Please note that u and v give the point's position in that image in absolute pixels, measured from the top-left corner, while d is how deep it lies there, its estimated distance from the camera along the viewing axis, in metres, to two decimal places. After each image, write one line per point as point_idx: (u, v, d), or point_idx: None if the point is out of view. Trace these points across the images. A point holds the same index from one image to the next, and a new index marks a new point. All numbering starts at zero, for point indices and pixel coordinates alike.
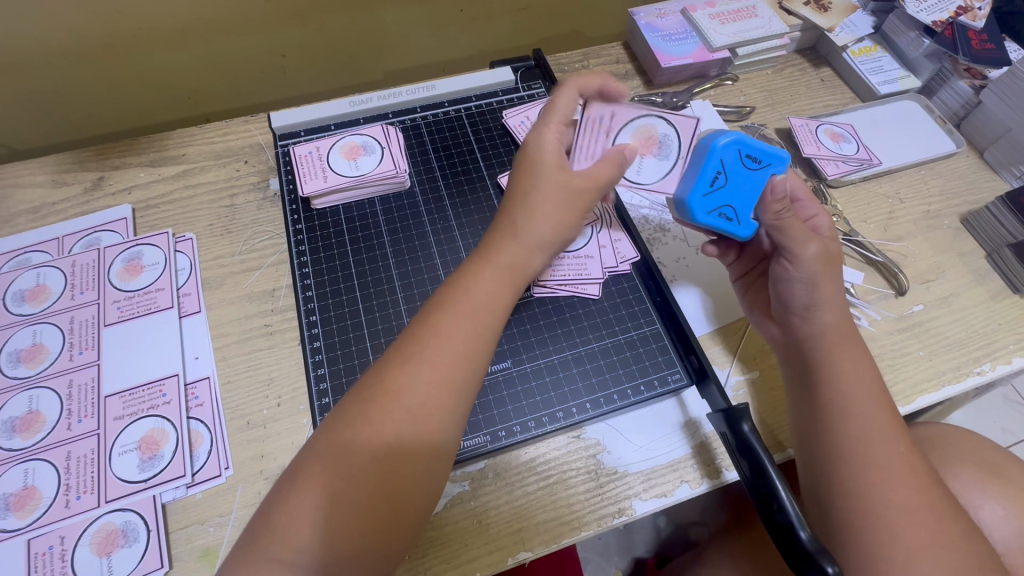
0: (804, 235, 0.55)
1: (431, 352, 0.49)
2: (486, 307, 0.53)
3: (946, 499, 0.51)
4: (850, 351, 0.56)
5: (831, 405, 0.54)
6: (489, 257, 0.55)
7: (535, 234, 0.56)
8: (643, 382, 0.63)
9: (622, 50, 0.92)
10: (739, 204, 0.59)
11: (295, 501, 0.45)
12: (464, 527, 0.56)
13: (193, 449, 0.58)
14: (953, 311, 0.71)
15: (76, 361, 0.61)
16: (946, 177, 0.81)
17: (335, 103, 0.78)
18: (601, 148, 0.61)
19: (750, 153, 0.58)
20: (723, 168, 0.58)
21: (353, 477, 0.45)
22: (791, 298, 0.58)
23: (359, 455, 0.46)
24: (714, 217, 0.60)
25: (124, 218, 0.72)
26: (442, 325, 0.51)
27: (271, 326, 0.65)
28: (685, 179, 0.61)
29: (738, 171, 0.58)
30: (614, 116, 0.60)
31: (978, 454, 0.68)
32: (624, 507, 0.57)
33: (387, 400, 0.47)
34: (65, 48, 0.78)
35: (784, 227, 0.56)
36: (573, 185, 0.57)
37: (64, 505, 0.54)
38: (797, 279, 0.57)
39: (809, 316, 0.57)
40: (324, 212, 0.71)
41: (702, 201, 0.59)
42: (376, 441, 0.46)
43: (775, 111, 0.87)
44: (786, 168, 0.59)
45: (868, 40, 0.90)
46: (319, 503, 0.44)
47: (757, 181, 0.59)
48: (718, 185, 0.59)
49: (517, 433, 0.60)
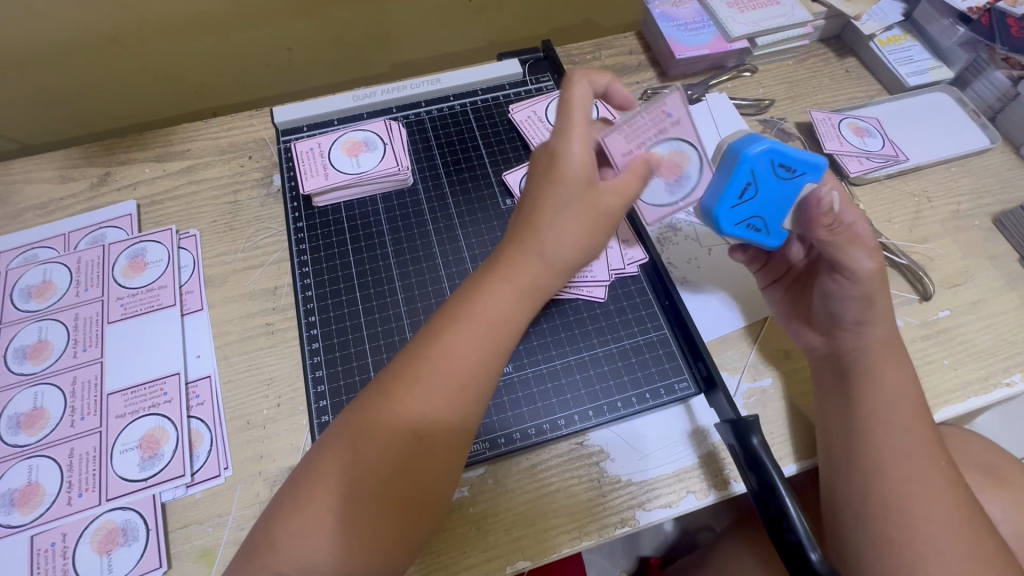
0: (858, 250, 0.52)
1: (441, 367, 0.49)
2: (509, 329, 0.52)
3: (957, 515, 0.50)
4: (893, 362, 0.55)
5: (869, 420, 0.53)
6: (519, 286, 0.53)
7: (568, 265, 0.54)
8: (649, 390, 0.61)
9: (635, 40, 0.88)
10: (770, 216, 0.56)
11: (295, 509, 0.45)
12: (462, 533, 0.55)
13: (193, 448, 0.58)
14: (981, 318, 0.67)
15: (80, 358, 0.62)
16: (978, 174, 0.77)
17: (338, 97, 0.76)
18: (639, 145, 0.57)
19: (786, 163, 0.53)
20: (753, 180, 0.54)
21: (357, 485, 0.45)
22: (841, 312, 0.56)
23: (363, 469, 0.45)
24: (741, 229, 0.57)
25: (129, 214, 0.72)
26: (463, 346, 0.50)
27: (272, 325, 0.65)
28: (714, 185, 0.56)
29: (770, 184, 0.54)
30: (677, 125, 0.57)
31: (1001, 468, 0.65)
32: (627, 517, 0.56)
33: (394, 414, 0.47)
34: (72, 41, 0.78)
35: (837, 242, 0.52)
36: (602, 205, 0.52)
37: (66, 502, 0.55)
38: (848, 296, 0.54)
39: (860, 331, 0.55)
40: (325, 210, 0.70)
41: (730, 213, 0.56)
42: (383, 453, 0.46)
43: (797, 103, 0.83)
44: (824, 179, 0.54)
45: (897, 28, 0.85)
46: (320, 510, 0.45)
47: (791, 192, 0.55)
48: (748, 196, 0.55)
49: (516, 441, 0.58)
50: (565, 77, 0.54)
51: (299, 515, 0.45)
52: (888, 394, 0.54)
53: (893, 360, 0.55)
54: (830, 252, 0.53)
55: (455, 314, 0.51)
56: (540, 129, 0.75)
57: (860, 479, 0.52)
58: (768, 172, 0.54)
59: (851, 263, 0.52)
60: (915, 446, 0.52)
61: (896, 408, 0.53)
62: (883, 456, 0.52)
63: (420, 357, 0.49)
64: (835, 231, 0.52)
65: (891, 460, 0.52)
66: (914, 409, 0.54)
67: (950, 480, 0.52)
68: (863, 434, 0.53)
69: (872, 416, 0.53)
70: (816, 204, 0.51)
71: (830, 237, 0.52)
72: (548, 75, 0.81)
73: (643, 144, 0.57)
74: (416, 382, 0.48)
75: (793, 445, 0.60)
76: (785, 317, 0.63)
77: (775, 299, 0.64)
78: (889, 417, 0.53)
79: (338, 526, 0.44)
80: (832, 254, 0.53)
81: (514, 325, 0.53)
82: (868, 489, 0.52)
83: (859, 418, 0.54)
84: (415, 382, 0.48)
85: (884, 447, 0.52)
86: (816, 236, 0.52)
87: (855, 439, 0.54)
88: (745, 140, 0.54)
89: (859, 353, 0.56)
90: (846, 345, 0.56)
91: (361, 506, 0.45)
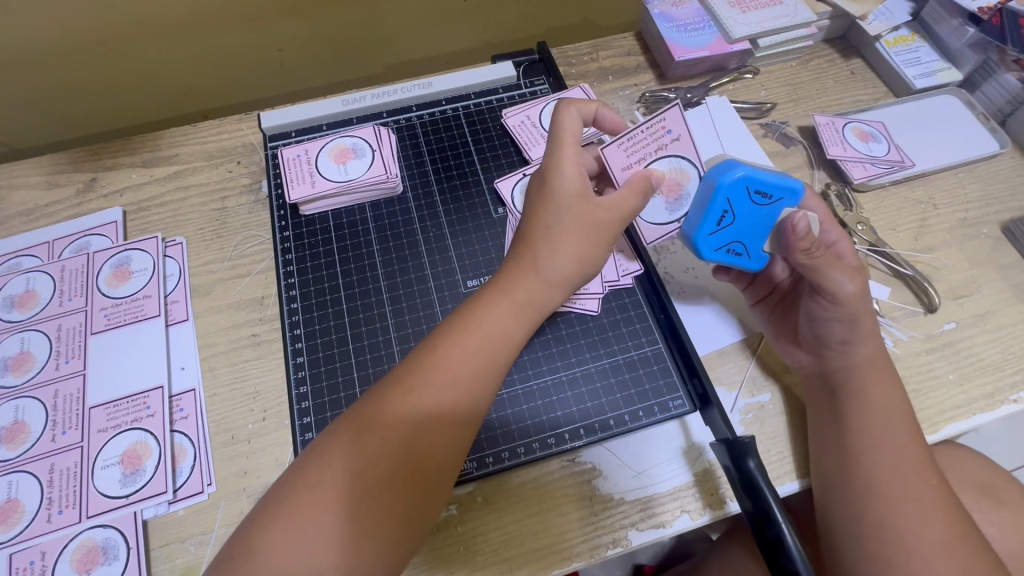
0: (838, 272, 0.52)
1: (433, 385, 0.49)
2: (506, 346, 0.53)
3: (953, 537, 0.49)
4: (884, 380, 0.54)
5: (863, 441, 0.52)
6: (517, 299, 0.54)
7: (565, 278, 0.56)
8: (642, 408, 0.59)
9: (634, 40, 0.85)
10: (750, 240, 0.56)
11: (272, 526, 0.42)
12: (449, 553, 0.54)
13: (176, 464, 0.57)
14: (988, 331, 0.65)
15: (62, 370, 0.60)
16: (987, 181, 0.74)
17: (327, 102, 0.75)
18: (639, 159, 0.60)
19: (759, 188, 0.53)
20: (730, 207, 0.54)
21: (341, 503, 0.43)
22: (825, 333, 0.55)
23: (350, 484, 0.44)
24: (722, 254, 0.57)
25: (114, 222, 0.70)
26: (460, 359, 0.50)
27: (258, 336, 0.63)
28: (693, 210, 0.56)
29: (748, 210, 0.54)
30: (676, 141, 0.59)
31: (1005, 487, 0.63)
32: (619, 537, 0.54)
33: (380, 425, 0.46)
34: (58, 44, 0.77)
35: (817, 265, 0.52)
36: (596, 218, 0.55)
37: (46, 519, 0.54)
38: (832, 317, 0.54)
39: (846, 350, 0.55)
40: (312, 218, 0.69)
41: (710, 240, 0.56)
42: (367, 467, 0.45)
43: (800, 106, 0.80)
44: (798, 202, 0.55)
45: (904, 28, 0.82)
46: (299, 526, 0.42)
47: (767, 217, 0.55)
48: (726, 223, 0.55)
49: (505, 460, 0.57)
50: (555, 105, 0.59)
51: (275, 534, 0.42)
52: (882, 413, 0.53)
53: (883, 378, 0.54)
54: (810, 276, 0.53)
55: (453, 327, 0.52)
56: (533, 135, 0.73)
57: (856, 501, 0.51)
58: (743, 198, 0.54)
59: (830, 286, 0.53)
60: (911, 467, 0.51)
61: (891, 427, 0.52)
62: (877, 477, 0.51)
63: (410, 372, 0.49)
64: (814, 254, 0.52)
65: (887, 482, 0.50)
66: (911, 429, 0.53)
67: (948, 501, 0.50)
68: (857, 454, 0.52)
69: (866, 436, 0.52)
70: (792, 230, 0.52)
71: (809, 261, 0.52)
72: (542, 78, 0.79)
73: (642, 159, 0.60)
74: (411, 395, 0.48)
75: (793, 463, 0.57)
76: (771, 336, 0.61)
77: (762, 318, 0.62)
78: (883, 437, 0.52)
79: (321, 546, 0.42)
80: (812, 277, 0.53)
81: (514, 342, 0.54)
82: (864, 511, 0.50)
83: (852, 438, 0.53)
84: (410, 395, 0.48)
85: (879, 469, 0.51)
86: (794, 260, 0.52)
87: (848, 459, 0.52)
88: (720, 167, 0.54)
89: (846, 372, 0.55)
90: (834, 365, 0.56)
91: (342, 522, 0.43)
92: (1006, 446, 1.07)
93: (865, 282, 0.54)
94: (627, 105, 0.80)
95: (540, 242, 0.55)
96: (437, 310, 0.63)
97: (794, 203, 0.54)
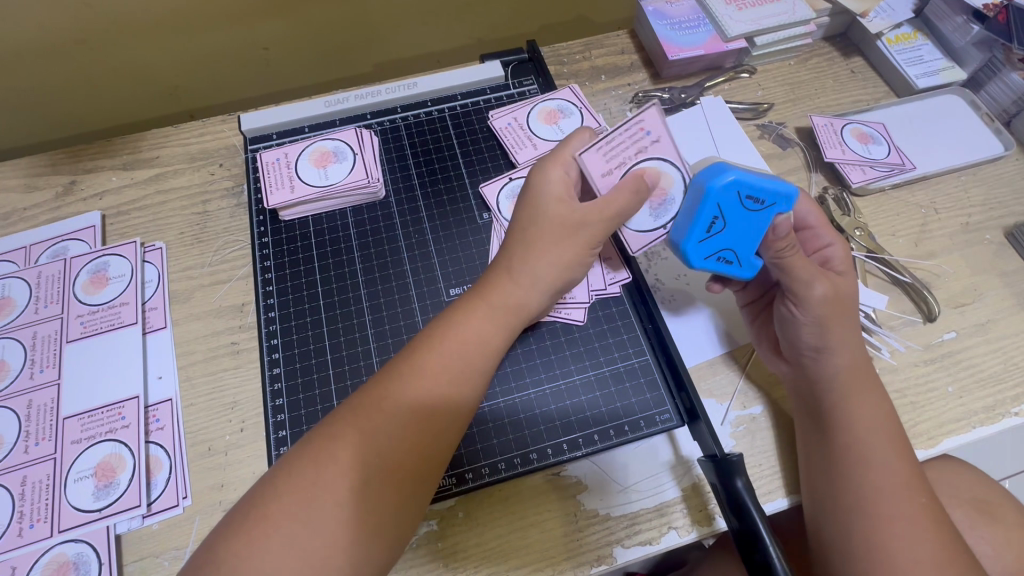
0: (809, 273, 0.51)
1: (406, 397, 0.47)
2: (485, 355, 0.51)
3: (946, 557, 0.47)
4: (866, 393, 0.52)
5: (856, 457, 0.50)
6: (494, 304, 0.53)
7: (543, 281, 0.54)
8: (628, 422, 0.57)
9: (628, 38, 0.83)
10: (741, 248, 0.53)
11: (239, 540, 0.41)
12: (428, 570, 0.52)
13: (151, 476, 0.55)
14: (989, 342, 0.62)
15: (36, 379, 0.59)
16: (991, 184, 0.72)
17: (309, 103, 0.73)
18: (619, 163, 0.56)
19: (748, 193, 0.50)
20: (720, 213, 0.51)
21: (308, 518, 0.41)
22: (798, 338, 0.53)
23: (321, 499, 0.42)
24: (712, 262, 0.54)
25: (93, 226, 0.68)
26: (434, 370, 0.49)
27: (238, 344, 0.62)
28: (681, 216, 0.54)
29: (738, 216, 0.51)
30: (657, 142, 0.56)
31: (1003, 501, 0.62)
32: (604, 555, 0.53)
33: (352, 434, 0.45)
34: (36, 43, 0.75)
35: (787, 264, 0.51)
36: (573, 219, 0.54)
37: (17, 534, 0.52)
38: (803, 321, 0.52)
39: (820, 357, 0.53)
40: (292, 224, 0.67)
41: (698, 247, 0.53)
42: (335, 478, 0.43)
43: (798, 107, 0.78)
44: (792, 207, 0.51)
45: (907, 25, 0.80)
46: (269, 539, 0.40)
47: (759, 223, 0.51)
48: (716, 230, 0.52)
49: (485, 476, 0.55)
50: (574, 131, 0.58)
51: (240, 551, 0.40)
52: (872, 428, 0.51)
53: (864, 392, 0.52)
54: (781, 273, 0.53)
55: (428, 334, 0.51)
56: (520, 138, 0.71)
57: (846, 519, 0.49)
58: (733, 204, 0.51)
59: (799, 288, 0.52)
60: (906, 484, 0.49)
61: (883, 442, 0.50)
62: (868, 494, 0.49)
63: (383, 383, 0.48)
64: (784, 254, 0.51)
65: (878, 500, 0.48)
66: (906, 444, 0.51)
67: (940, 519, 0.49)
68: (844, 470, 0.50)
69: (854, 452, 0.50)
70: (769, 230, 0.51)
71: (778, 260, 0.52)
72: (531, 79, 0.77)
73: (623, 162, 0.56)
74: (385, 401, 0.46)
75: (784, 478, 0.56)
76: (756, 342, 0.60)
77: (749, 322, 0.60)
78: (873, 452, 0.50)
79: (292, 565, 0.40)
80: (782, 277, 0.53)
81: (493, 350, 0.52)
82: (853, 529, 0.48)
83: (839, 453, 0.51)
84: (384, 402, 0.46)
85: (868, 486, 0.49)
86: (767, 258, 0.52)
87: (836, 475, 0.50)
88: (707, 171, 0.52)
89: (826, 385, 0.53)
90: (812, 373, 0.53)
91: (311, 537, 0.41)
92: (1007, 453, 1.05)
93: (838, 287, 0.52)
94: (619, 106, 0.78)
95: (516, 248, 0.54)
96: (419, 319, 0.62)
97: (787, 209, 0.51)
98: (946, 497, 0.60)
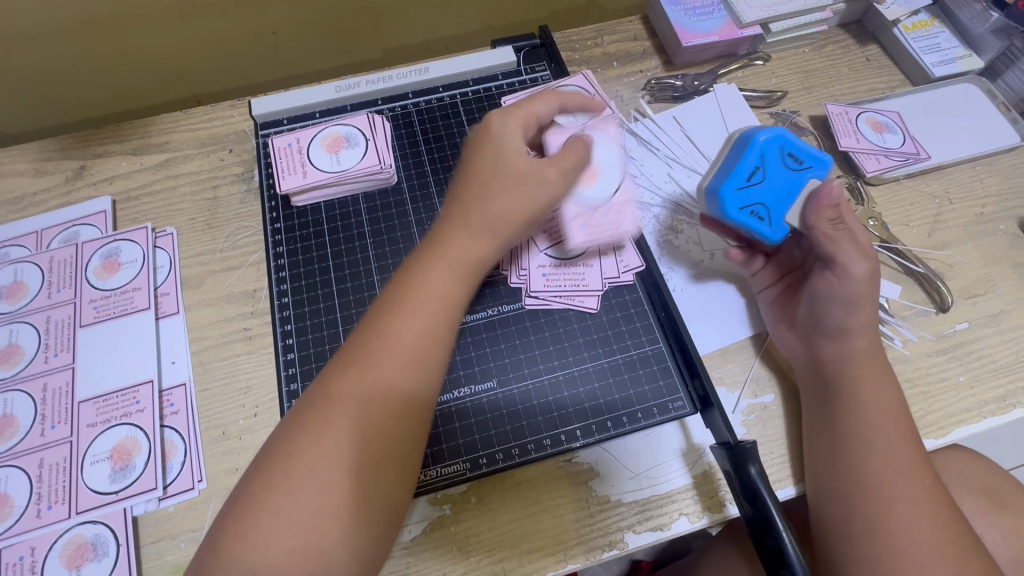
0: (856, 250, 0.51)
1: (414, 387, 0.47)
2: None
3: (954, 541, 0.47)
4: (878, 377, 0.52)
5: (865, 441, 0.50)
6: (450, 259, 0.50)
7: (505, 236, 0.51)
8: (641, 409, 0.58)
9: (640, 24, 0.82)
10: (776, 205, 0.55)
11: (256, 524, 0.41)
12: (442, 554, 0.53)
13: (166, 459, 0.56)
14: (1003, 332, 0.62)
15: (51, 363, 0.59)
16: (1006, 174, 0.71)
17: (321, 88, 0.72)
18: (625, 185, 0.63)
19: (791, 151, 0.55)
20: (762, 163, 0.55)
21: (321, 506, 0.42)
22: (825, 316, 0.54)
23: (332, 487, 0.42)
24: (745, 215, 0.55)
25: (104, 211, 0.68)
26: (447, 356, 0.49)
27: (250, 330, 0.62)
28: (721, 171, 0.57)
29: (779, 170, 0.55)
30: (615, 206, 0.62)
31: (1011, 490, 0.62)
32: (615, 540, 0.53)
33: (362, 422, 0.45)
34: (44, 25, 0.74)
35: (834, 236, 0.52)
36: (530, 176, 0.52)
37: (35, 515, 0.53)
38: (836, 297, 0.53)
39: (843, 339, 0.53)
40: (304, 210, 0.67)
41: (736, 194, 0.55)
42: (350, 467, 0.43)
43: (811, 95, 0.77)
44: (828, 175, 0.56)
45: (925, 12, 0.78)
46: (293, 520, 0.41)
47: (796, 183, 0.55)
48: (755, 180, 0.55)
49: (498, 461, 0.55)
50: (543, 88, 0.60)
51: (260, 532, 0.41)
52: (885, 412, 0.51)
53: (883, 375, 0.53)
54: (826, 247, 0.52)
55: (393, 297, 0.49)
56: None
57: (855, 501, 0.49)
58: (775, 158, 0.55)
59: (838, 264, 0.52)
60: (914, 473, 0.49)
61: (893, 429, 0.50)
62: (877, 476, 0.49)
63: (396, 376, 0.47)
64: (837, 226, 0.52)
65: (889, 482, 0.49)
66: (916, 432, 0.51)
67: (949, 505, 0.49)
68: (855, 454, 0.50)
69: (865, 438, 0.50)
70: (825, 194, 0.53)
71: (831, 232, 0.52)
72: (544, 65, 0.76)
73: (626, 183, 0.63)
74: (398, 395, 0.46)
75: (795, 466, 0.56)
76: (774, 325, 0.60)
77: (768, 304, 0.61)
78: (883, 434, 0.50)
79: (310, 550, 0.41)
80: (827, 249, 0.52)
81: None
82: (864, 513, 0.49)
83: (846, 436, 0.51)
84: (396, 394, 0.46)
85: (870, 467, 0.49)
86: (821, 226, 0.52)
87: (842, 457, 0.51)
88: (752, 131, 0.57)
89: (839, 365, 0.53)
90: (827, 355, 0.54)
91: (330, 525, 0.41)
92: (1013, 444, 1.06)
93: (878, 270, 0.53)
94: (631, 92, 0.77)
95: (475, 198, 0.52)
96: None
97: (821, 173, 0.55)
98: (958, 487, 0.60)
